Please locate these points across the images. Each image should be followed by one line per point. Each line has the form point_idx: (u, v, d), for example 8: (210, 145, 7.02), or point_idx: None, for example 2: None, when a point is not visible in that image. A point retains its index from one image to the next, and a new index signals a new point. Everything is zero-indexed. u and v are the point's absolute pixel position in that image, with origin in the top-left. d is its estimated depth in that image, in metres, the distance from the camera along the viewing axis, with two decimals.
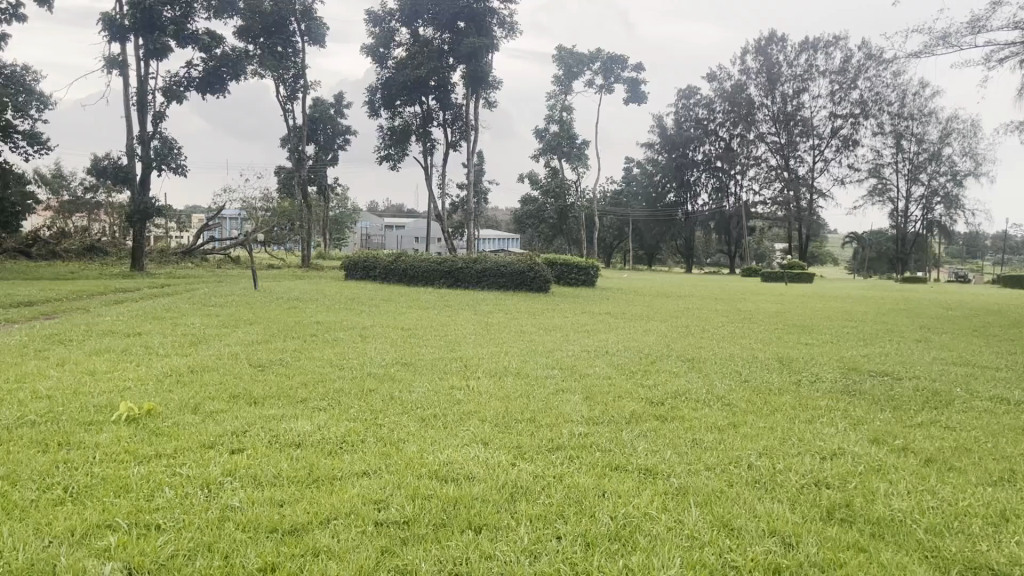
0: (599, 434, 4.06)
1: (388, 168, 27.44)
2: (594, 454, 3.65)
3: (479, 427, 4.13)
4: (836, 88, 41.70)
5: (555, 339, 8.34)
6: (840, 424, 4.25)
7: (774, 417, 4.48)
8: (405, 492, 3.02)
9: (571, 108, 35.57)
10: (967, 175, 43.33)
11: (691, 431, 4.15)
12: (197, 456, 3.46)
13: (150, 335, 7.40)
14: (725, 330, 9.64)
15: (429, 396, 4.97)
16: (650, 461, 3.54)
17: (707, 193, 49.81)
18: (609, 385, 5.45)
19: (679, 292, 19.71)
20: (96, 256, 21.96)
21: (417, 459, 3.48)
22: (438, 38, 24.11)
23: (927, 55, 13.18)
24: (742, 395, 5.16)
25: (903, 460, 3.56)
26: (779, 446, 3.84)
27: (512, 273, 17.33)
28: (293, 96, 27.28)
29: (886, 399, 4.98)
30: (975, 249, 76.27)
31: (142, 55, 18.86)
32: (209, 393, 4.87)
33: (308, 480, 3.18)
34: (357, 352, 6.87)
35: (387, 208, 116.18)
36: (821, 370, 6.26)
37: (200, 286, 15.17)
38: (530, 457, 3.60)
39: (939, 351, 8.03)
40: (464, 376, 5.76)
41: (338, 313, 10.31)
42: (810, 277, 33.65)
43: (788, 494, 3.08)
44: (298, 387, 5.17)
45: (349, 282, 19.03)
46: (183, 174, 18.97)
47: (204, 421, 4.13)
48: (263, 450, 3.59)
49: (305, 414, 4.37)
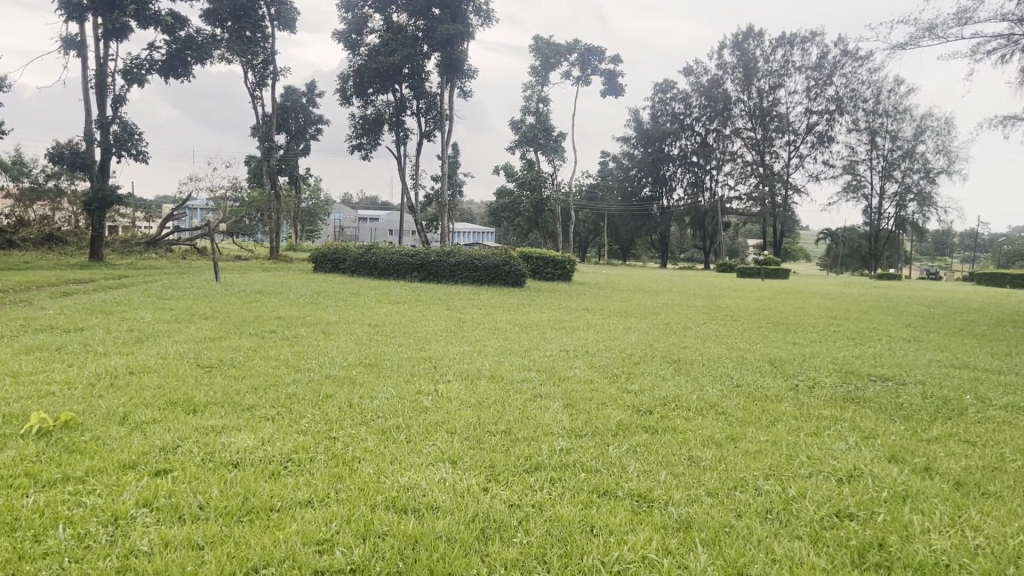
0: (582, 450, 3.58)
1: (359, 158, 26.74)
2: (576, 477, 3.17)
3: (446, 442, 3.63)
4: (812, 84, 41.54)
5: (531, 337, 7.84)
6: (849, 439, 3.80)
7: (775, 429, 4.03)
8: (354, 530, 2.52)
9: (548, 99, 35.08)
10: (939, 173, 43.39)
11: (685, 446, 3.69)
12: (112, 479, 2.93)
13: (92, 331, 6.82)
14: (707, 329, 9.26)
15: (392, 403, 4.45)
16: (644, 485, 3.07)
17: (682, 188, 49.54)
18: (591, 390, 4.98)
19: (655, 287, 19.35)
20: (55, 246, 21.20)
21: (374, 484, 2.98)
22: (412, 24, 23.49)
23: (912, 47, 12.88)
24: (737, 402, 4.72)
25: (926, 482, 3.13)
26: (786, 466, 3.38)
27: (486, 266, 16.86)
28: (262, 82, 26.47)
29: (895, 408, 4.54)
30: (945, 245, 77.03)
31: (101, 35, 18.00)
32: (146, 399, 4.33)
33: (239, 511, 2.67)
34: (318, 352, 6.34)
35: (361, 201, 115.02)
36: (816, 374, 5.82)
37: (158, 278, 14.36)
38: (503, 480, 3.11)
39: (933, 352, 7.66)
40: (433, 379, 5.26)
41: (301, 308, 9.73)
42: (785, 273, 33.41)
43: (806, 529, 2.62)
44: (246, 392, 4.65)
45: (318, 274, 18.41)
46: (144, 161, 18.23)
47: (130, 434, 3.60)
48: (195, 471, 3.08)
49: (248, 425, 3.84)
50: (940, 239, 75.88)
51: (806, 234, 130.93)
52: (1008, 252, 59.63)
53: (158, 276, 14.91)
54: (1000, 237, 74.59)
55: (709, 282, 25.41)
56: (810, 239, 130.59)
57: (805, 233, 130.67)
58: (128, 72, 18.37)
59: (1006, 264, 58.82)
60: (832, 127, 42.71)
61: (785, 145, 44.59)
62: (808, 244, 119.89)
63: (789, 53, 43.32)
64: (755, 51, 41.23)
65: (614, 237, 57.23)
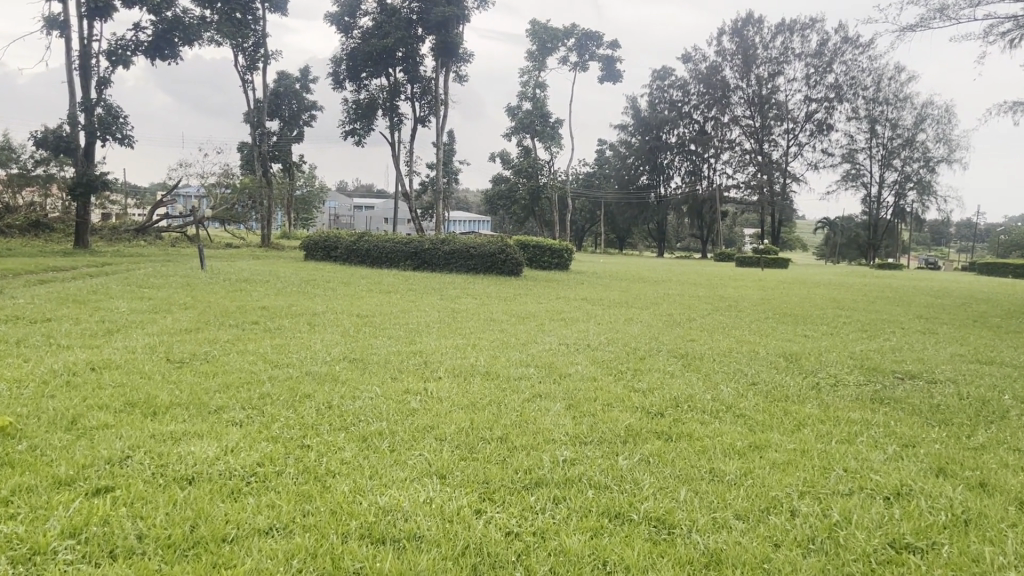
0: (588, 461, 3.15)
1: (353, 144, 26.26)
2: (582, 496, 2.74)
3: (435, 451, 3.21)
4: (811, 72, 40.97)
5: (529, 330, 7.40)
6: (889, 448, 3.39)
7: (803, 435, 3.62)
8: (319, 569, 2.10)
9: (545, 85, 34.54)
10: (939, 161, 42.92)
11: (705, 456, 3.28)
12: (42, 500, 2.51)
13: (60, 323, 6.38)
14: (713, 321, 8.84)
15: (376, 405, 4.01)
16: (662, 506, 2.66)
17: (680, 176, 48.96)
18: (596, 390, 4.54)
19: (653, 277, 18.94)
20: (41, 234, 21.00)
21: (349, 506, 2.56)
22: (406, 6, 22.85)
23: (922, 29, 12.44)
24: (755, 403, 4.31)
25: (986, 503, 2.73)
26: (822, 481, 2.97)
27: (482, 255, 16.42)
28: (253, 66, 25.83)
29: (930, 411, 4.12)
30: (941, 234, 76.98)
31: (84, 14, 17.41)
32: (103, 399, 3.89)
33: (183, 542, 2.25)
34: (301, 345, 5.91)
35: (358, 189, 114.53)
36: (836, 371, 5.39)
37: (143, 266, 13.81)
38: (499, 499, 2.69)
39: (951, 346, 7.24)
40: (422, 377, 4.81)
41: (288, 298, 9.29)
42: (785, 263, 33.02)
43: (860, 565, 2.23)
44: (216, 391, 4.21)
45: (310, 262, 17.96)
46: (129, 145, 17.72)
47: (75, 442, 3.16)
48: (143, 490, 2.65)
49: (211, 432, 3.41)
50: (937, 229, 75.36)
51: (802, 222, 130.55)
52: (1005, 242, 59.35)
53: (142, 263, 14.36)
54: (997, 227, 74.46)
55: (709, 270, 25.07)
56: (807, 228, 130.41)
57: (801, 222, 130.39)
58: (113, 54, 17.84)
59: (1004, 253, 58.55)
60: (831, 115, 42.18)
61: (783, 133, 44.03)
62: (804, 233, 119.84)
63: (788, 41, 42.79)
64: (754, 38, 40.67)
65: (610, 226, 56.83)
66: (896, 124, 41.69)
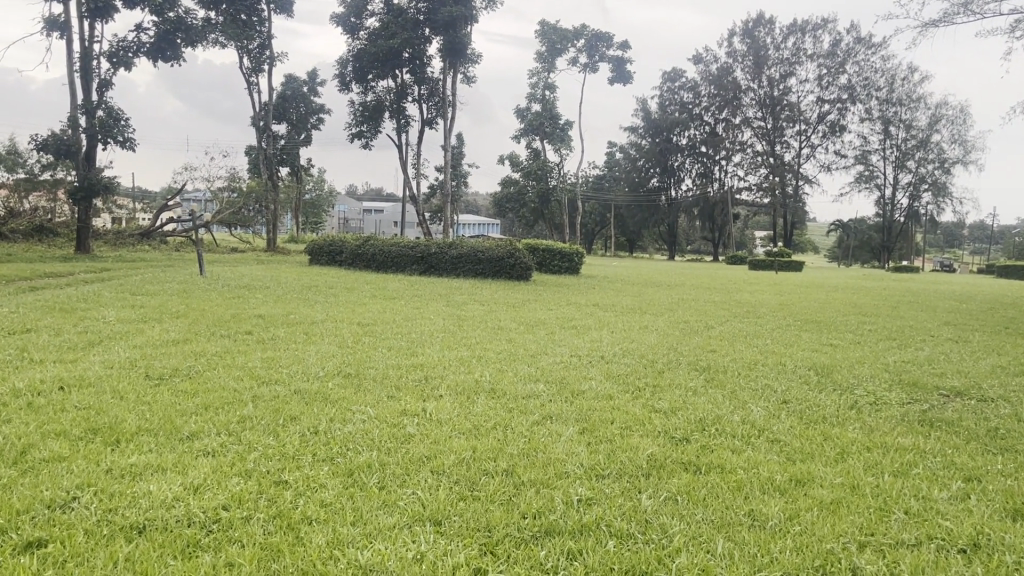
0: (606, 501, 2.73)
1: (359, 147, 25.95)
2: (600, 548, 2.32)
3: (431, 490, 2.79)
4: (824, 73, 40.36)
5: (538, 339, 7.01)
6: (955, 486, 2.93)
7: (849, 466, 3.18)
8: None
9: (554, 87, 34.14)
10: (954, 163, 42.23)
11: (740, 492, 2.86)
12: None
13: (42, 334, 6.00)
14: (732, 328, 8.41)
15: (368, 429, 3.59)
16: (698, 562, 2.22)
17: (691, 178, 48.44)
18: (612, 411, 4.12)
19: (665, 281, 18.49)
20: (45, 238, 20.54)
21: (323, 565, 2.14)
22: (413, 6, 22.45)
23: (947, 24, 11.98)
24: (788, 425, 3.87)
25: None
26: (880, 527, 2.53)
27: (490, 259, 16.02)
28: (258, 68, 25.45)
29: (990, 437, 3.67)
30: (954, 238, 76.18)
31: (86, 14, 17.09)
32: (62, 425, 3.48)
33: None
34: (295, 357, 5.52)
35: (369, 193, 114.21)
36: (874, 386, 4.94)
37: (142, 271, 13.44)
38: (502, 554, 2.27)
39: (984, 356, 6.79)
40: (421, 395, 4.38)
41: (286, 305, 8.92)
42: (800, 266, 32.30)
43: None
44: (192, 413, 3.81)
45: (313, 266, 17.61)
46: (131, 147, 17.42)
47: (18, 479, 2.76)
48: (83, 543, 2.24)
49: (178, 465, 3.00)
50: (950, 232, 74.64)
51: (813, 225, 129.70)
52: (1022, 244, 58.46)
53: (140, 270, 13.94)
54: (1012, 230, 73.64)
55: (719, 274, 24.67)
56: (819, 231, 129.46)
57: (812, 225, 129.72)
58: (114, 55, 17.55)
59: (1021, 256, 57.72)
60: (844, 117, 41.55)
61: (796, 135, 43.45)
62: (817, 236, 118.80)
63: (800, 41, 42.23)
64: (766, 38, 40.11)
65: (621, 229, 56.37)
66: (911, 125, 41.06)
